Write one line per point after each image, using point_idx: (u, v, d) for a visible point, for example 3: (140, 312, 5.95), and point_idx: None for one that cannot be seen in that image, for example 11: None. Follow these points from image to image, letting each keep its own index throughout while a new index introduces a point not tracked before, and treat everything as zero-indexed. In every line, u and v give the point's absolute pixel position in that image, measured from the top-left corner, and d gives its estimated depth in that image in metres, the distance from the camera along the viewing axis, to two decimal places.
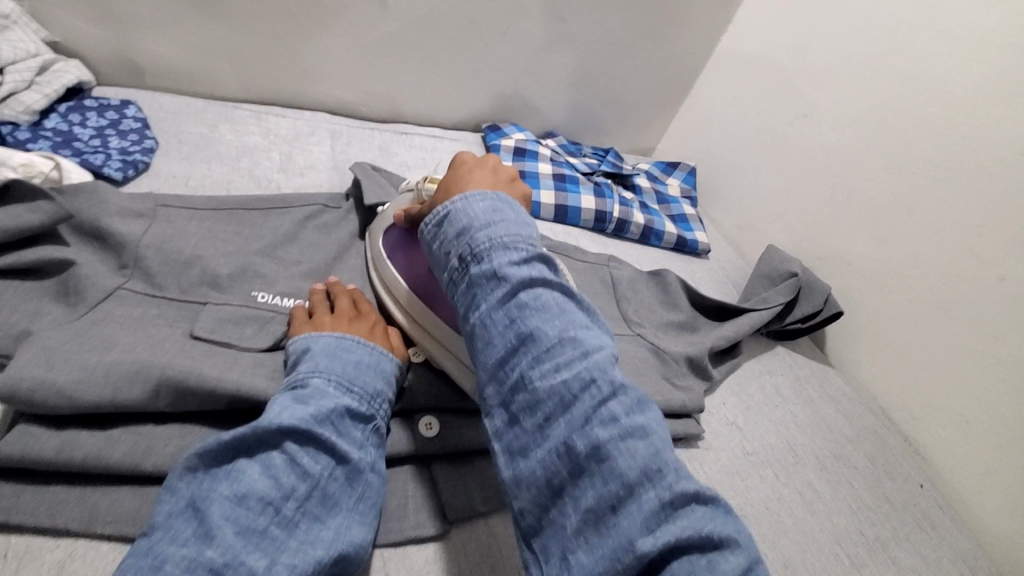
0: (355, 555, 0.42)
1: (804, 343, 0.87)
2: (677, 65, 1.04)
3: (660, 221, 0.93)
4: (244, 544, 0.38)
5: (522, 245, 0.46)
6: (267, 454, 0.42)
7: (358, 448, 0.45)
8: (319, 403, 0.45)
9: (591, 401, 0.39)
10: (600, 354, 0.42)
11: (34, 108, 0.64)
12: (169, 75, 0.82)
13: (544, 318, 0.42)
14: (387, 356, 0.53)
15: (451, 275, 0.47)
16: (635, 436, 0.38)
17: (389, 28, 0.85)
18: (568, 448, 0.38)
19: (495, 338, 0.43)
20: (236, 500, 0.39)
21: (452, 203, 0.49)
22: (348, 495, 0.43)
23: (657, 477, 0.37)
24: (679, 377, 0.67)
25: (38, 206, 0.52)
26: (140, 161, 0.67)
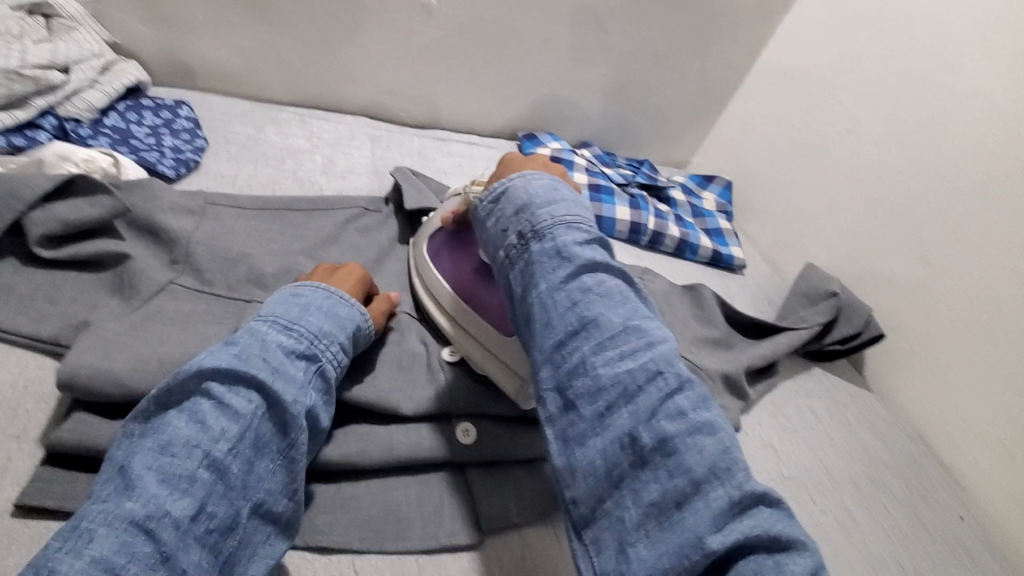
0: (276, 501, 0.41)
1: (842, 365, 0.85)
2: (716, 78, 1.04)
3: (696, 235, 0.92)
4: (168, 492, 0.36)
5: (585, 231, 0.50)
6: (194, 403, 0.40)
7: (296, 388, 0.43)
8: (251, 344, 0.44)
9: (658, 393, 0.40)
10: (664, 346, 0.43)
11: (97, 106, 0.66)
12: (220, 78, 0.84)
13: (606, 304, 0.45)
14: (340, 301, 0.52)
15: (509, 253, 0.51)
16: (703, 432, 0.38)
17: (432, 34, 0.86)
18: (633, 439, 0.39)
19: (553, 319, 0.45)
20: (161, 449, 0.38)
21: (512, 181, 0.54)
22: (280, 439, 0.42)
23: (727, 476, 0.36)
24: (716, 395, 0.66)
25: (98, 200, 0.53)
26: (192, 160, 0.69)
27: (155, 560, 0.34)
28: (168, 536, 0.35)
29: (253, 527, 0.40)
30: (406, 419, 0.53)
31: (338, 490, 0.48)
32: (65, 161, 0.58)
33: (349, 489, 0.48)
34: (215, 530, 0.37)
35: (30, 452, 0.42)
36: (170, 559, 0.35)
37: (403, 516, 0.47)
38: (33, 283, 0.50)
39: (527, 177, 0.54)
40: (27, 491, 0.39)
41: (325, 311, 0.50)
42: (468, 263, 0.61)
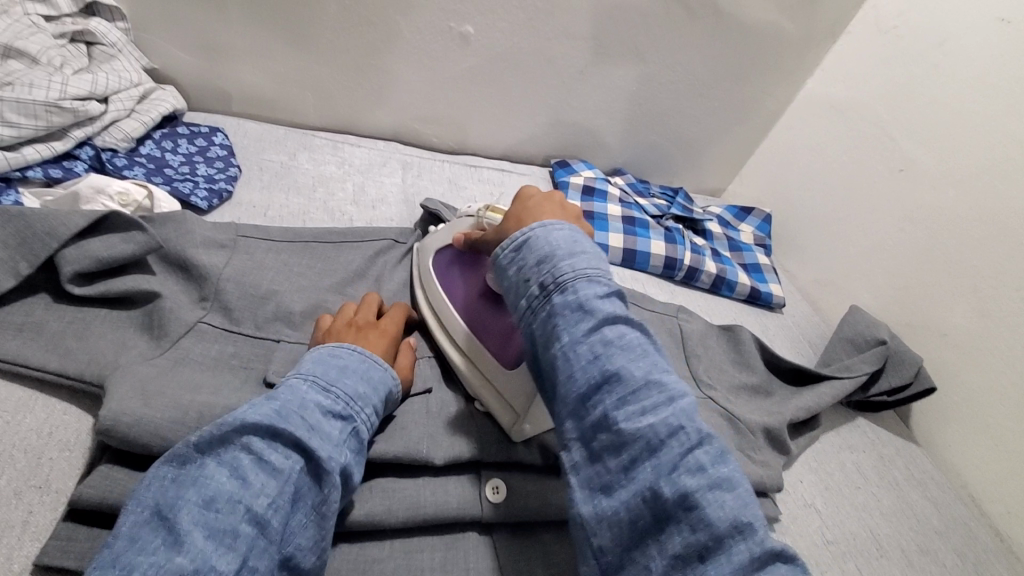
0: (307, 558, 0.40)
1: (887, 415, 0.80)
2: (757, 107, 1.01)
3: (734, 271, 0.88)
4: (215, 547, 0.35)
5: (603, 278, 0.46)
6: (233, 455, 0.39)
7: (334, 446, 0.42)
8: (289, 400, 0.43)
9: (679, 449, 0.38)
10: (685, 400, 0.41)
11: (133, 136, 0.67)
12: (255, 103, 0.84)
13: (628, 356, 0.42)
14: (377, 364, 0.50)
15: (531, 301, 0.46)
16: (724, 488, 0.37)
17: (468, 63, 0.85)
18: (655, 493, 0.37)
19: (577, 370, 0.42)
20: (205, 503, 0.36)
21: (532, 230, 0.49)
22: (315, 495, 0.41)
23: (749, 531, 0.35)
24: (756, 451, 0.63)
25: (132, 236, 0.52)
26: (225, 190, 0.69)
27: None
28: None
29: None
30: (432, 475, 0.51)
31: (361, 551, 0.46)
32: (101, 194, 0.58)
33: (372, 550, 0.46)
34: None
35: (52, 505, 0.41)
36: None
37: None
38: (64, 321, 0.49)
39: (544, 221, 0.50)
40: (47, 548, 0.38)
41: (361, 372, 0.49)
42: (474, 284, 0.60)
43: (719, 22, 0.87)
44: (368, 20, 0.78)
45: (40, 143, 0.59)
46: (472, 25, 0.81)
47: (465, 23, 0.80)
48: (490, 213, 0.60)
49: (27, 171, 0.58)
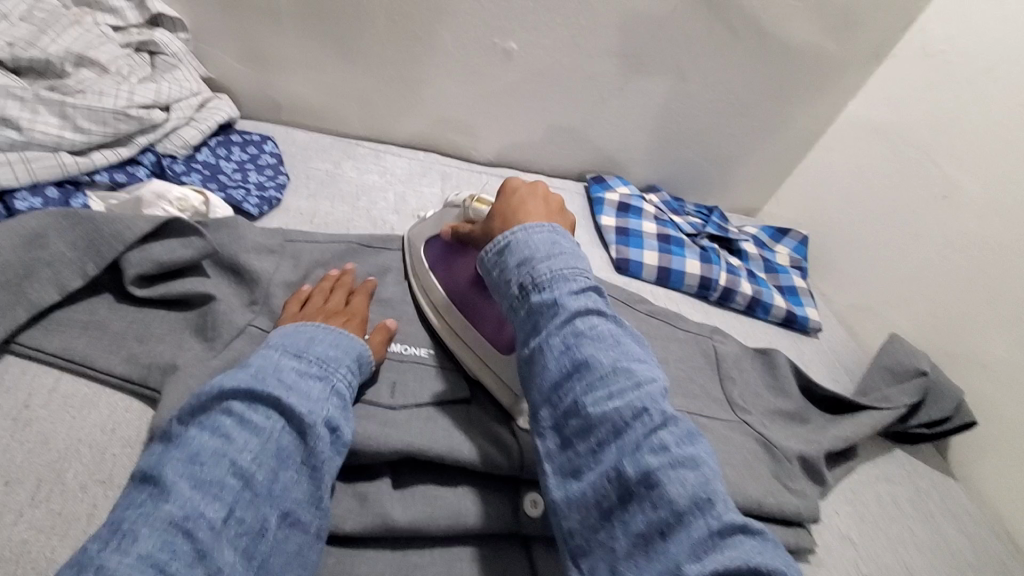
0: (302, 509, 0.42)
1: (924, 446, 0.79)
2: (797, 129, 1.00)
3: (770, 293, 0.87)
4: (201, 496, 0.38)
5: (579, 275, 0.47)
6: (214, 419, 0.41)
7: (312, 402, 0.44)
8: (264, 366, 0.45)
9: (643, 430, 0.39)
10: (652, 387, 0.42)
11: (190, 143, 0.69)
12: (302, 113, 0.87)
13: (598, 346, 0.43)
14: (348, 335, 0.52)
15: (510, 301, 0.48)
16: (685, 466, 0.37)
17: (509, 78, 0.86)
18: (619, 473, 0.38)
19: (549, 361, 0.43)
20: (190, 459, 0.39)
21: (513, 233, 0.50)
22: (302, 449, 0.43)
23: (707, 507, 0.36)
24: (792, 479, 0.62)
25: (190, 241, 0.55)
26: (275, 197, 0.71)
27: (195, 558, 0.36)
28: (205, 535, 0.37)
29: (281, 534, 0.40)
30: (474, 484, 0.51)
31: (402, 558, 0.46)
32: (161, 200, 0.60)
33: (413, 557, 0.47)
34: (245, 533, 0.39)
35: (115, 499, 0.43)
36: (209, 559, 0.36)
37: None
38: (126, 321, 0.52)
39: (524, 223, 0.51)
40: None
41: (331, 340, 0.51)
42: (466, 274, 0.61)
43: (763, 43, 0.86)
44: (414, 35, 0.80)
45: (107, 149, 0.62)
46: (516, 41, 0.82)
47: (509, 39, 0.81)
48: (476, 203, 0.62)
49: (95, 175, 0.61)
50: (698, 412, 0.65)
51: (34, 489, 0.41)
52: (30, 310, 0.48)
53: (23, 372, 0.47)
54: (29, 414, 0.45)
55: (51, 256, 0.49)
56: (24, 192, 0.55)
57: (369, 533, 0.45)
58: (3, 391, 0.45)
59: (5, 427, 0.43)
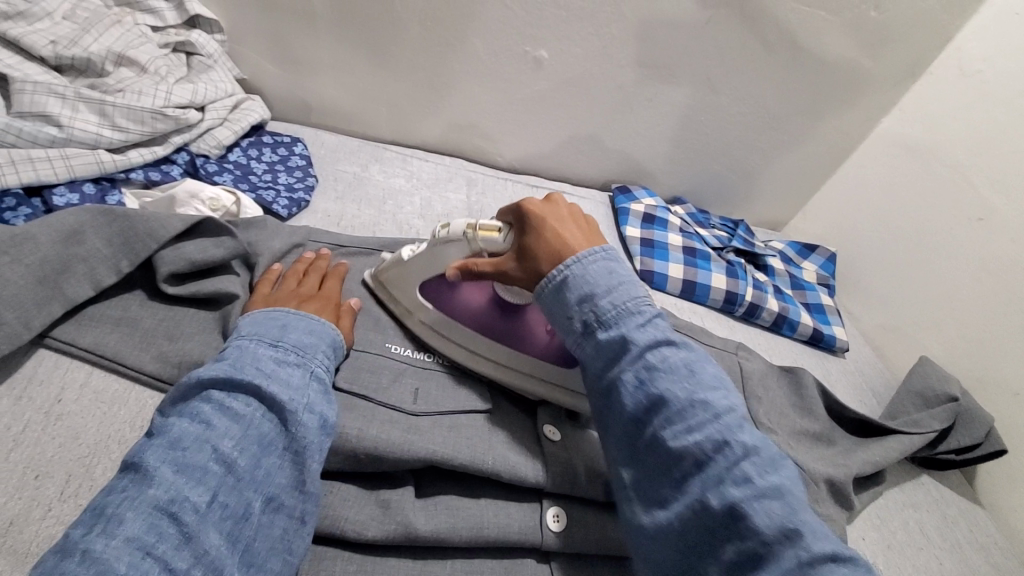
0: (287, 495, 0.39)
1: (952, 473, 0.76)
2: (828, 144, 0.98)
3: (796, 310, 0.86)
4: (185, 480, 0.35)
5: (644, 307, 0.47)
6: (194, 408, 0.40)
7: (293, 388, 0.43)
8: (240, 356, 0.43)
9: (725, 461, 0.38)
10: (730, 414, 0.41)
11: (223, 144, 0.70)
12: (331, 115, 0.88)
13: (671, 377, 0.43)
14: (315, 319, 0.51)
15: (576, 337, 0.49)
16: (770, 496, 0.36)
17: (538, 86, 0.85)
18: (703, 505, 0.37)
19: (626, 397, 0.44)
20: (170, 445, 0.37)
21: (567, 267, 0.49)
22: (285, 434, 0.41)
23: (795, 537, 0.34)
24: (819, 503, 0.60)
25: (223, 241, 0.55)
26: (303, 199, 0.72)
27: (180, 542, 0.33)
28: (191, 519, 0.34)
29: (266, 520, 0.38)
30: (496, 495, 0.50)
31: (423, 567, 0.45)
32: (195, 199, 0.62)
33: (434, 566, 0.46)
34: (229, 517, 0.36)
35: None
36: (195, 543, 0.34)
37: None
38: (156, 318, 0.52)
39: (576, 253, 0.50)
40: None
41: (303, 328, 0.49)
42: (481, 297, 0.59)
43: (797, 57, 0.85)
44: (445, 41, 0.80)
45: (143, 147, 0.63)
46: (546, 49, 0.81)
47: (539, 47, 0.81)
48: (481, 233, 0.53)
49: (130, 173, 0.62)
50: None
51: (64, 483, 0.41)
52: (65, 305, 0.48)
53: (56, 365, 0.47)
54: (61, 408, 0.45)
55: (87, 252, 0.49)
56: (62, 188, 0.56)
57: (392, 541, 0.45)
58: (36, 383, 0.46)
59: (38, 420, 0.44)
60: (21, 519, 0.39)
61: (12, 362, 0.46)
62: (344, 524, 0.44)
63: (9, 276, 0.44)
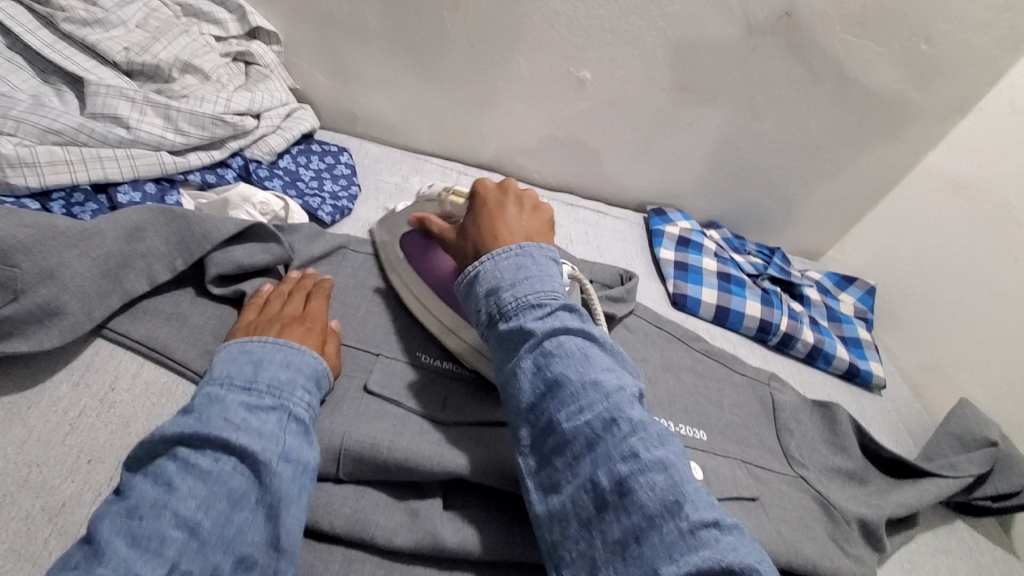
0: (261, 553, 0.38)
1: (989, 521, 0.74)
2: (872, 176, 0.96)
3: (832, 343, 0.84)
4: (139, 555, 0.34)
5: (547, 296, 0.47)
6: (162, 468, 0.39)
7: (265, 437, 0.42)
8: (209, 406, 0.42)
9: (614, 440, 0.39)
10: (620, 395, 0.42)
11: (275, 151, 0.73)
12: (377, 126, 0.91)
13: (568, 362, 0.43)
14: (295, 350, 0.50)
15: (483, 329, 0.49)
16: (655, 470, 0.38)
17: (579, 106, 0.87)
18: (594, 484, 0.39)
19: (523, 383, 0.44)
20: (127, 514, 0.36)
21: (481, 265, 0.50)
22: (259, 487, 0.40)
23: (676, 508, 0.36)
24: (850, 544, 0.59)
25: (270, 247, 0.59)
26: (346, 208, 0.74)
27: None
28: None
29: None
30: (521, 512, 0.50)
31: None
32: (246, 203, 0.64)
33: None
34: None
35: None
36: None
37: None
38: (205, 315, 0.54)
39: (492, 252, 0.51)
40: None
41: (281, 362, 0.48)
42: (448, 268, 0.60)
43: (842, 87, 0.84)
44: (492, 60, 0.81)
45: (202, 151, 0.66)
46: (590, 70, 0.82)
47: (583, 69, 0.82)
48: (451, 198, 0.63)
49: (188, 175, 0.65)
50: (751, 461, 0.64)
51: (113, 470, 0.43)
52: (123, 298, 0.50)
53: (111, 355, 0.49)
54: (113, 397, 0.47)
55: (146, 249, 0.51)
56: (126, 186, 0.59)
57: (418, 550, 0.45)
58: (93, 370, 0.48)
59: (93, 406, 0.46)
60: (73, 501, 0.41)
61: (72, 350, 0.48)
62: (374, 530, 0.45)
63: (76, 268, 0.47)
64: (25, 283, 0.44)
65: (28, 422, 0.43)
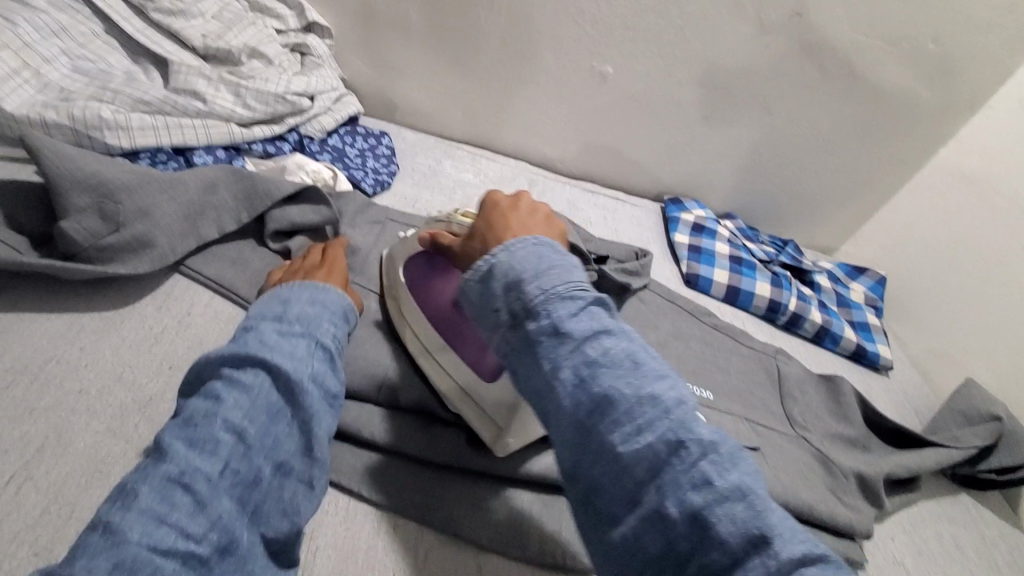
0: (296, 459, 0.43)
1: (995, 496, 0.75)
2: (884, 171, 1.00)
3: (840, 325, 0.88)
4: (194, 453, 0.38)
5: (577, 288, 0.38)
6: (206, 386, 0.43)
7: (297, 360, 0.46)
8: (246, 335, 0.46)
9: (683, 466, 0.32)
10: (684, 408, 0.34)
11: (326, 129, 0.81)
12: (414, 115, 0.99)
13: (616, 373, 0.35)
14: (321, 288, 0.55)
15: (501, 332, 0.39)
16: (734, 499, 0.31)
17: (601, 98, 0.93)
18: (661, 518, 0.32)
19: (561, 399, 0.35)
20: (183, 423, 0.40)
21: (492, 255, 0.41)
22: (293, 403, 0.44)
23: (764, 544, 0.30)
24: (847, 495, 0.63)
25: (320, 209, 0.66)
26: (386, 182, 0.82)
27: (195, 508, 0.36)
28: (202, 488, 0.37)
29: (277, 484, 0.42)
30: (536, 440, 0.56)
31: (469, 490, 0.51)
32: (300, 170, 0.72)
33: (480, 490, 0.52)
34: (241, 482, 0.39)
35: None
36: (208, 509, 0.37)
37: (523, 529, 0.50)
38: (264, 262, 0.62)
39: (504, 240, 0.42)
40: None
41: (308, 298, 0.53)
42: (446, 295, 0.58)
43: (852, 82, 0.89)
44: (520, 54, 0.89)
45: (264, 125, 0.75)
46: (611, 65, 0.89)
47: (605, 63, 0.89)
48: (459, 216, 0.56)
49: (252, 145, 0.73)
50: (754, 419, 0.68)
51: None
52: (198, 240, 0.58)
53: (187, 288, 0.57)
54: (188, 320, 0.54)
55: (218, 201, 0.59)
56: (201, 151, 0.68)
57: (444, 463, 0.52)
58: (172, 298, 0.55)
59: (172, 325, 0.53)
60: (157, 398, 0.48)
61: (155, 280, 0.56)
62: (407, 444, 0.52)
63: (165, 210, 0.55)
64: (125, 218, 0.53)
65: (122, 333, 0.51)
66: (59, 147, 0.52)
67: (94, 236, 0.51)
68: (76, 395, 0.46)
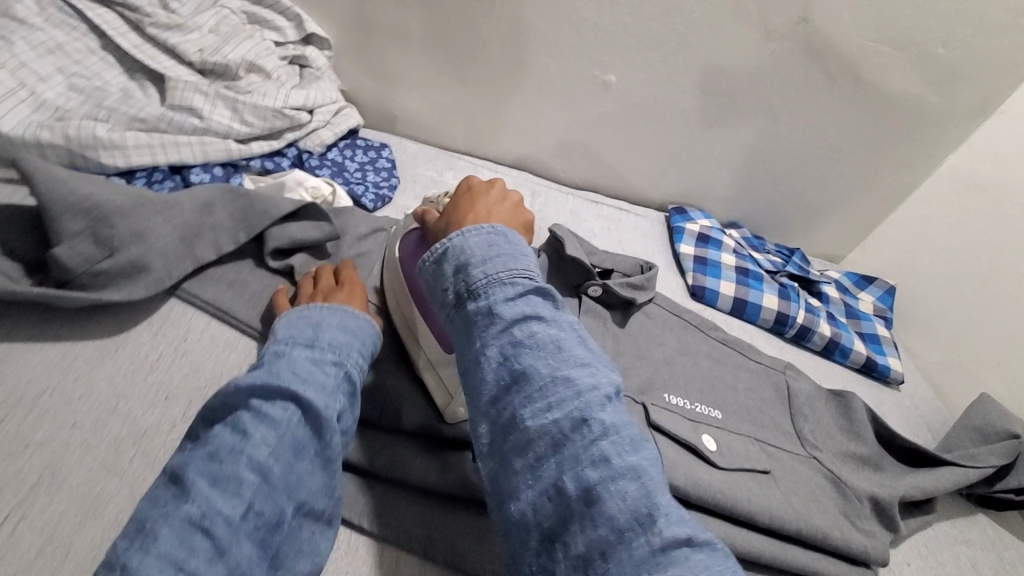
0: (317, 500, 0.42)
1: (1012, 515, 0.74)
2: (892, 179, 0.98)
3: (849, 337, 0.86)
4: (218, 492, 0.38)
5: (520, 278, 0.42)
6: (235, 417, 0.42)
7: (328, 394, 0.45)
8: (277, 360, 0.46)
9: (583, 441, 0.35)
10: (595, 393, 0.37)
11: (325, 143, 0.80)
12: (414, 126, 0.98)
13: (538, 353, 0.38)
14: (350, 315, 0.53)
15: (448, 313, 0.44)
16: (627, 478, 0.33)
17: (604, 108, 0.92)
18: (559, 490, 0.34)
19: (486, 373, 0.39)
20: (209, 458, 0.39)
21: (450, 239, 0.45)
22: (318, 440, 0.43)
23: (647, 522, 0.32)
24: (862, 520, 0.61)
25: (320, 225, 0.64)
26: (387, 196, 0.81)
27: (212, 555, 0.35)
28: (222, 532, 0.36)
29: (296, 524, 0.41)
30: None
31: (476, 520, 0.50)
32: (300, 186, 0.71)
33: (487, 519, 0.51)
34: (263, 525, 0.38)
35: None
36: (228, 555, 0.36)
37: None
38: (262, 282, 0.60)
39: (464, 228, 0.46)
40: None
41: (338, 323, 0.51)
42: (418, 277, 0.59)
43: (859, 88, 0.87)
44: (521, 63, 0.87)
45: (262, 140, 0.74)
46: (614, 74, 0.87)
47: (608, 72, 0.87)
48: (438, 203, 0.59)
49: (250, 161, 0.73)
50: (765, 440, 0.67)
51: (187, 406, 0.49)
52: (195, 263, 0.56)
53: (184, 312, 0.56)
54: (186, 346, 0.53)
55: (215, 222, 0.58)
56: (198, 169, 0.68)
57: (451, 490, 0.51)
58: (168, 323, 0.54)
59: (168, 352, 0.52)
60: (153, 430, 0.46)
61: (152, 305, 0.55)
62: (410, 470, 0.51)
63: (160, 232, 0.54)
64: (120, 242, 0.51)
65: (117, 361, 0.50)
66: (52, 171, 0.51)
67: (89, 262, 0.50)
68: (69, 429, 0.44)
